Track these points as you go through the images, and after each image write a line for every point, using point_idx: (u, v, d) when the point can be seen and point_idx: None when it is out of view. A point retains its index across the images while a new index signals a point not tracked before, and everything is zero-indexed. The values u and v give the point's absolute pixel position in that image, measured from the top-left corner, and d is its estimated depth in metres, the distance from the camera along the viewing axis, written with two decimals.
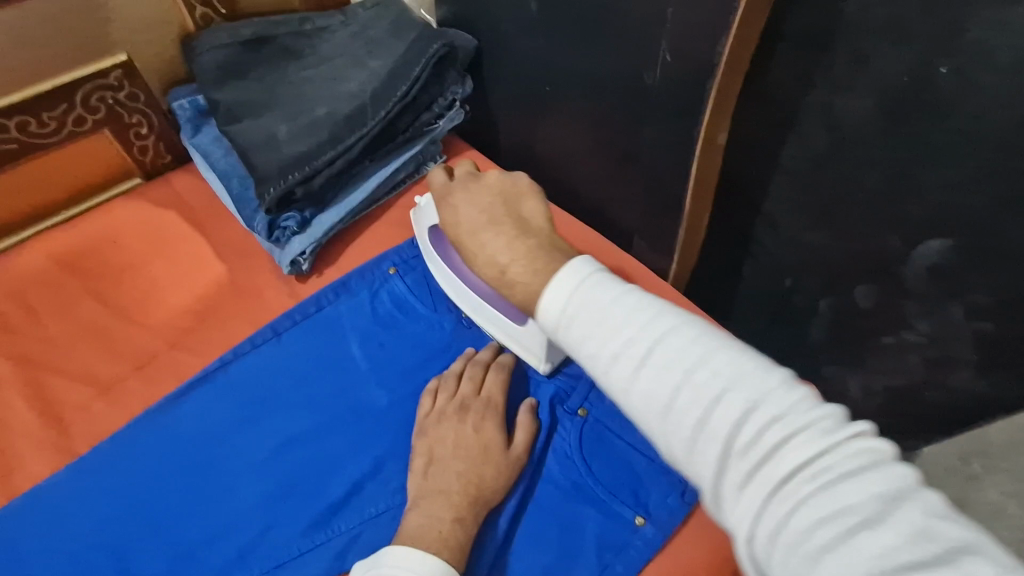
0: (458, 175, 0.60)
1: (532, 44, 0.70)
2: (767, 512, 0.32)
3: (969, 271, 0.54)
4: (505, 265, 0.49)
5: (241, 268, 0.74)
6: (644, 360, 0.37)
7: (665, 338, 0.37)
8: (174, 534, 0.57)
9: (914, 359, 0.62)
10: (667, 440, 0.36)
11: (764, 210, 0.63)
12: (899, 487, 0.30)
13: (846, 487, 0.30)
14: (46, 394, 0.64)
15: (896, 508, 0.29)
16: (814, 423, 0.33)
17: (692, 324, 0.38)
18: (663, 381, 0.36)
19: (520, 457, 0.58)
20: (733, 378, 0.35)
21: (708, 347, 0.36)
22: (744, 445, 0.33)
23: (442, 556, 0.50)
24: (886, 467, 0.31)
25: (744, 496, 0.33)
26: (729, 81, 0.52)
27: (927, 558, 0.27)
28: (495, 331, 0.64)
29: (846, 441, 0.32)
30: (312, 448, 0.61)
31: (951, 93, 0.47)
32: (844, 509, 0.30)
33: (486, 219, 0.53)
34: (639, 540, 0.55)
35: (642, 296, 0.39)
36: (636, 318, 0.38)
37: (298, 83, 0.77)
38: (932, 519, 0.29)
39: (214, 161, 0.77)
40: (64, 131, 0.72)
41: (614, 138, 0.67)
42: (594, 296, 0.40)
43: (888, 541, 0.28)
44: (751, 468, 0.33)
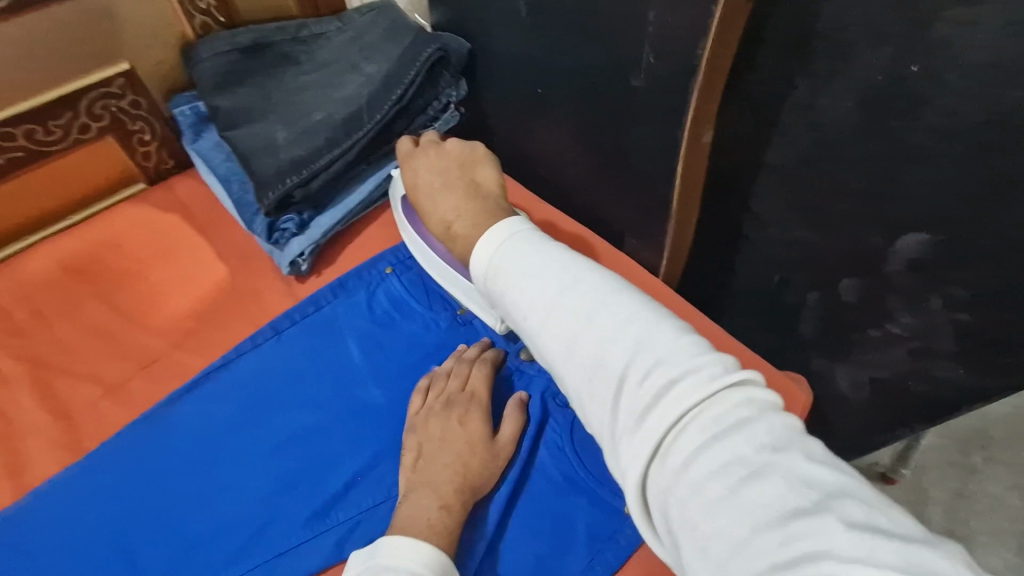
0: (423, 142, 0.67)
1: (523, 48, 0.72)
2: (661, 456, 0.35)
3: (947, 265, 0.55)
4: (450, 221, 0.58)
5: (242, 270, 0.76)
6: (558, 312, 0.42)
7: (576, 293, 0.42)
8: (177, 528, 0.59)
9: (900, 351, 0.64)
10: (577, 389, 0.40)
11: (750, 207, 0.64)
12: (781, 435, 0.33)
13: (735, 437, 0.33)
14: (55, 394, 0.66)
15: (778, 456, 0.32)
16: (697, 370, 0.36)
17: (602, 285, 0.42)
18: (570, 332, 0.40)
19: (506, 449, 0.60)
20: (634, 330, 0.39)
21: (613, 301, 0.41)
22: (636, 391, 0.36)
23: (432, 543, 0.52)
24: (770, 417, 0.34)
25: (634, 438, 0.36)
26: (710, 82, 0.54)
27: (805, 506, 0.30)
28: (458, 291, 0.68)
29: (734, 390, 0.35)
30: (311, 443, 0.63)
31: (924, 90, 0.48)
32: (731, 458, 0.33)
33: (440, 181, 0.62)
34: (629, 529, 0.57)
35: (563, 258, 0.45)
36: (555, 276, 0.43)
37: (295, 89, 0.79)
38: (809, 467, 0.32)
39: (215, 166, 0.79)
40: (69, 139, 0.74)
41: (603, 139, 0.68)
42: (521, 256, 0.46)
43: (770, 487, 0.31)
44: (641, 412, 0.36)
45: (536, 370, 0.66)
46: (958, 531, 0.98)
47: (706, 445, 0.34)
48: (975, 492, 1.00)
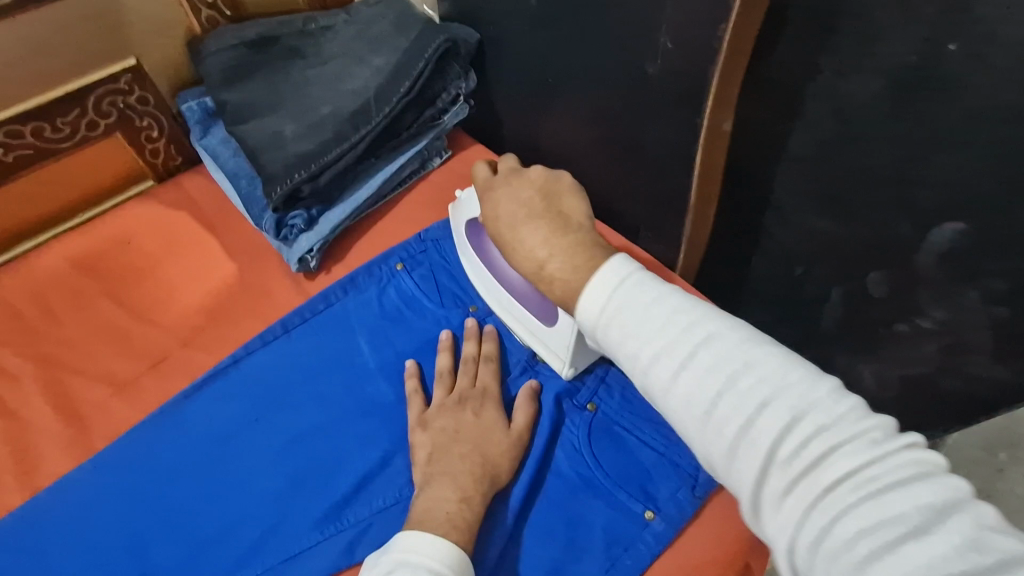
0: (501, 168, 0.61)
1: (534, 36, 0.70)
2: (808, 519, 0.32)
3: (983, 256, 0.53)
4: (544, 260, 0.50)
5: (252, 267, 0.75)
6: (687, 362, 0.38)
7: (708, 342, 0.38)
8: (188, 530, 0.58)
9: (930, 347, 0.61)
10: (707, 447, 0.37)
11: (771, 198, 0.62)
12: (952, 498, 0.30)
13: (897, 497, 0.30)
14: (66, 392, 0.66)
15: (948, 518, 0.29)
16: (861, 433, 0.33)
17: (735, 330, 0.39)
18: (704, 385, 0.37)
19: (520, 438, 0.59)
20: (777, 384, 0.35)
21: (750, 353, 0.37)
22: (787, 455, 0.33)
23: (451, 539, 0.50)
24: (939, 479, 0.31)
25: (785, 504, 0.33)
26: (731, 67, 0.52)
27: (980, 569, 0.27)
28: (521, 330, 0.65)
29: (896, 453, 0.32)
30: (322, 444, 0.62)
31: (959, 71, 0.46)
32: (896, 521, 0.30)
33: (525, 214, 0.54)
34: (649, 534, 0.55)
35: (687, 303, 0.40)
36: (681, 322, 0.39)
37: (303, 83, 0.78)
38: (985, 532, 0.28)
39: (223, 161, 0.77)
40: (77, 136, 0.73)
41: (619, 129, 0.66)
42: (637, 298, 0.41)
43: (934, 548, 0.28)
44: (795, 477, 0.33)
45: (549, 368, 0.65)
46: None
47: (863, 505, 0.31)
48: (1004, 492, 0.99)
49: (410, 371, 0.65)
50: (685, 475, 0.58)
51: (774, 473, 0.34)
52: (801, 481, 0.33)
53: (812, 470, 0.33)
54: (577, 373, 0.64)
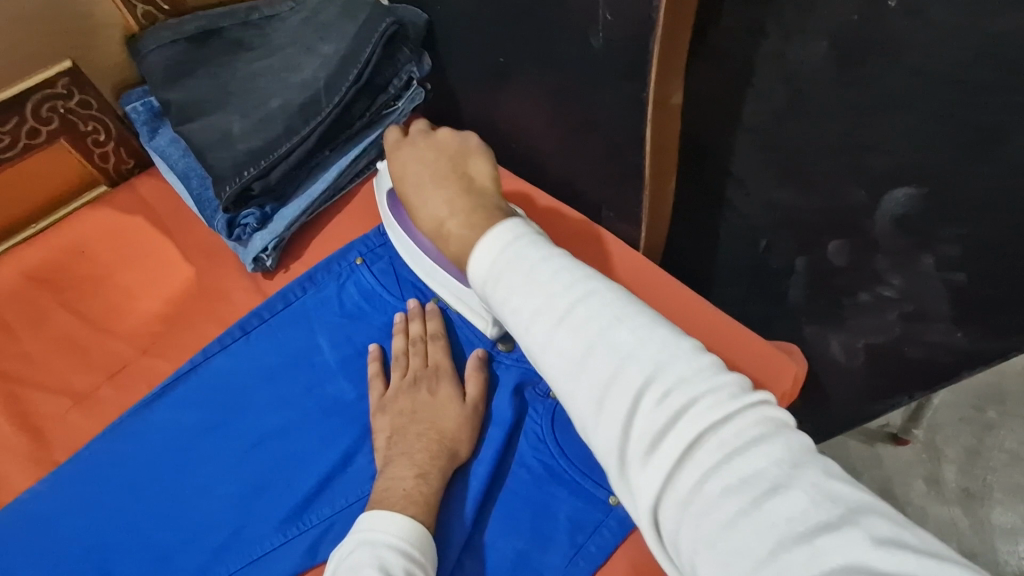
0: (411, 134, 0.61)
1: (480, 13, 0.67)
2: (673, 475, 0.33)
3: (935, 222, 0.51)
4: (443, 219, 0.52)
5: (207, 269, 0.73)
6: (568, 322, 0.39)
7: (591, 302, 0.39)
8: (151, 539, 0.58)
9: (892, 316, 0.60)
10: (578, 406, 0.38)
11: (731, 169, 0.60)
12: (800, 452, 0.32)
13: (753, 449, 0.32)
14: (23, 407, 0.65)
15: (800, 470, 0.31)
16: (721, 389, 0.35)
17: (611, 291, 0.40)
18: (577, 340, 0.38)
19: (476, 407, 0.59)
20: (651, 344, 0.37)
21: (631, 315, 0.39)
22: (655, 409, 0.35)
23: (409, 513, 0.52)
24: (787, 435, 0.33)
25: (650, 462, 0.34)
26: (673, 36, 0.50)
27: (829, 519, 0.29)
28: (445, 292, 0.65)
29: (754, 408, 0.34)
30: (282, 445, 0.62)
31: (900, 29, 0.43)
32: (753, 473, 0.32)
33: (431, 175, 0.56)
34: (613, 520, 0.55)
35: (576, 270, 0.42)
36: (561, 279, 0.41)
37: (249, 77, 0.76)
38: (831, 482, 0.31)
39: (173, 163, 0.76)
40: (19, 146, 0.71)
41: (571, 107, 0.64)
42: (527, 262, 0.43)
43: (797, 502, 0.30)
44: (659, 432, 0.34)
45: (509, 359, 0.63)
46: (975, 489, 0.98)
47: (723, 459, 0.33)
48: (991, 448, 0.99)
49: (372, 355, 0.65)
50: None
51: (642, 428, 0.35)
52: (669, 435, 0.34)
53: (675, 424, 0.34)
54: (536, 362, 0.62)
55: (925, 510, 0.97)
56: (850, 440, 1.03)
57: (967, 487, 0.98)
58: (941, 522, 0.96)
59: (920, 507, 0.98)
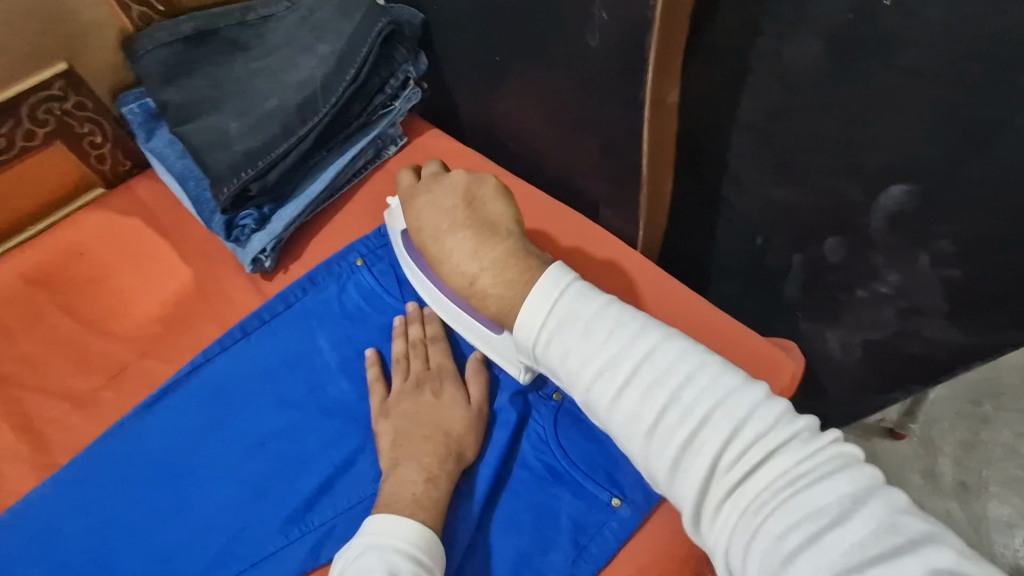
0: (425, 177, 0.61)
1: (476, 13, 0.67)
2: (744, 520, 0.37)
3: (931, 219, 0.51)
4: (474, 275, 0.53)
5: (206, 271, 0.73)
6: (632, 381, 0.42)
7: (654, 359, 0.42)
8: (155, 542, 0.58)
9: (890, 312, 0.60)
10: (649, 460, 0.41)
11: (728, 168, 0.60)
12: (863, 487, 0.35)
13: (820, 488, 0.36)
14: (23, 410, 0.65)
15: (862, 504, 0.34)
16: (788, 433, 0.38)
17: (675, 342, 0.43)
18: (644, 398, 0.41)
19: (480, 409, 0.60)
20: (714, 396, 0.40)
21: (693, 367, 0.42)
22: (727, 459, 0.38)
23: (418, 518, 0.52)
24: (853, 470, 0.36)
25: (723, 509, 0.38)
26: (669, 35, 0.50)
27: (889, 548, 0.32)
28: (472, 336, 0.61)
29: (820, 449, 0.37)
30: (284, 447, 0.62)
31: (895, 27, 0.44)
32: (817, 509, 0.35)
33: (450, 224, 0.56)
34: (615, 521, 0.55)
35: (634, 327, 0.44)
36: (625, 337, 0.44)
37: (246, 78, 0.76)
38: (897, 515, 0.34)
39: (170, 164, 0.75)
40: (15, 148, 0.71)
41: (569, 106, 0.64)
42: (585, 322, 0.45)
43: (857, 534, 0.33)
44: (731, 481, 0.38)
45: None
46: (971, 483, 0.99)
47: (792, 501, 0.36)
48: (986, 441, 1.00)
49: (369, 360, 0.65)
50: None
51: (714, 478, 0.38)
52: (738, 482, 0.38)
53: (745, 472, 0.38)
54: None
55: (921, 503, 0.98)
56: (847, 434, 1.04)
57: (963, 480, 0.99)
58: (937, 515, 0.97)
59: (916, 500, 0.99)
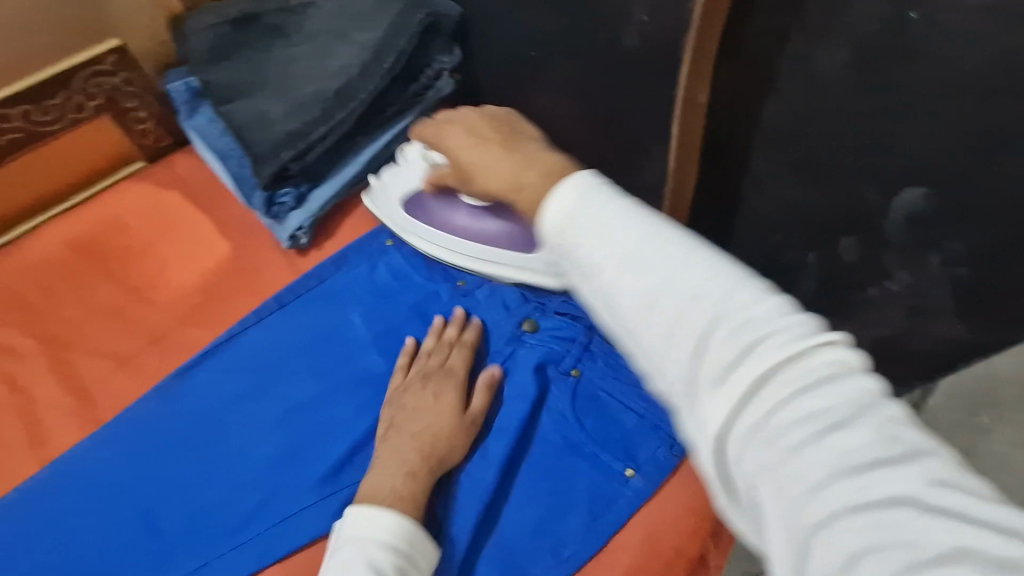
0: (456, 112, 0.59)
1: (514, 10, 0.70)
2: (738, 418, 0.29)
3: (943, 220, 0.55)
4: (518, 173, 0.45)
5: (243, 245, 0.76)
6: (629, 255, 0.34)
7: (652, 231, 0.34)
8: (195, 494, 0.61)
9: (898, 311, 0.63)
10: (635, 344, 0.34)
11: (749, 167, 0.62)
12: (870, 396, 0.28)
13: (825, 390, 0.28)
14: (69, 367, 0.68)
15: (869, 410, 0.28)
16: (793, 328, 0.30)
17: (669, 224, 0.35)
18: (636, 277, 0.34)
19: (474, 421, 0.61)
20: (717, 280, 0.32)
21: (694, 250, 0.34)
22: (721, 347, 0.30)
23: (396, 510, 0.53)
24: (857, 376, 0.29)
25: (712, 404, 0.30)
26: (705, 36, 0.53)
27: (892, 456, 0.26)
28: (489, 264, 0.69)
29: (829, 348, 0.30)
30: (317, 413, 0.65)
31: (920, 37, 0.47)
32: (823, 410, 0.28)
33: (495, 138, 0.51)
34: (629, 490, 0.59)
35: (637, 203, 0.37)
36: (617, 211, 0.36)
37: (287, 62, 0.78)
38: (899, 426, 0.28)
39: (212, 142, 0.78)
40: (65, 119, 0.75)
41: (599, 101, 0.67)
42: (584, 190, 0.37)
43: (858, 440, 0.27)
44: (724, 373, 0.30)
45: (535, 339, 0.67)
46: None
47: (794, 398, 0.29)
48: None
49: (406, 347, 0.67)
50: (664, 435, 0.61)
51: (705, 367, 0.30)
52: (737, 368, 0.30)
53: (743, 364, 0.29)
54: (561, 344, 0.66)
55: None
56: None
57: None
58: None
59: None
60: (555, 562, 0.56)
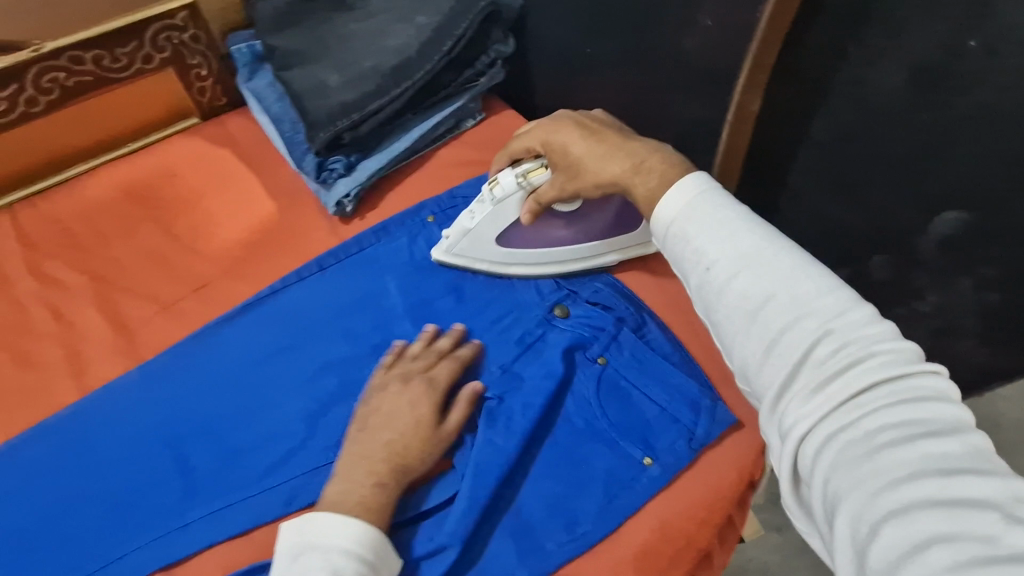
0: (559, 118, 0.65)
1: (574, 7, 0.73)
2: (831, 416, 0.35)
3: (976, 244, 0.57)
4: (638, 160, 0.53)
5: (289, 207, 0.79)
6: (750, 270, 0.41)
7: (772, 257, 0.41)
8: (225, 439, 0.63)
9: (922, 330, 0.66)
10: (745, 346, 0.40)
11: (788, 181, 0.65)
12: (967, 421, 0.33)
13: (922, 404, 0.33)
14: (114, 306, 0.71)
15: (961, 430, 0.32)
16: (895, 352, 0.36)
17: (795, 253, 0.41)
18: (756, 289, 0.40)
19: (448, 435, 0.60)
20: (831, 303, 0.38)
21: (813, 274, 0.40)
22: (824, 355, 0.37)
23: (365, 519, 0.53)
24: (957, 405, 0.34)
25: (812, 401, 0.36)
26: (766, 47, 0.56)
27: (978, 467, 0.31)
28: (553, 269, 0.72)
29: (929, 375, 0.35)
30: (348, 374, 0.67)
31: (977, 66, 0.49)
32: (914, 419, 0.33)
33: (608, 136, 0.59)
34: (646, 478, 0.61)
35: (766, 229, 0.43)
36: (747, 234, 0.42)
37: (346, 36, 0.80)
38: (989, 450, 0.32)
39: (269, 105, 0.81)
40: (133, 68, 0.78)
41: (649, 102, 0.70)
42: (710, 216, 0.44)
43: (945, 447, 0.31)
44: (826, 376, 0.36)
45: (565, 324, 0.69)
46: None
47: (889, 408, 0.34)
48: None
49: (392, 349, 0.66)
50: (683, 428, 0.63)
51: (810, 370, 0.37)
52: (835, 379, 0.36)
53: (844, 373, 0.36)
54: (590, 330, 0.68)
55: None
56: None
57: None
58: None
59: None
60: (568, 538, 0.58)
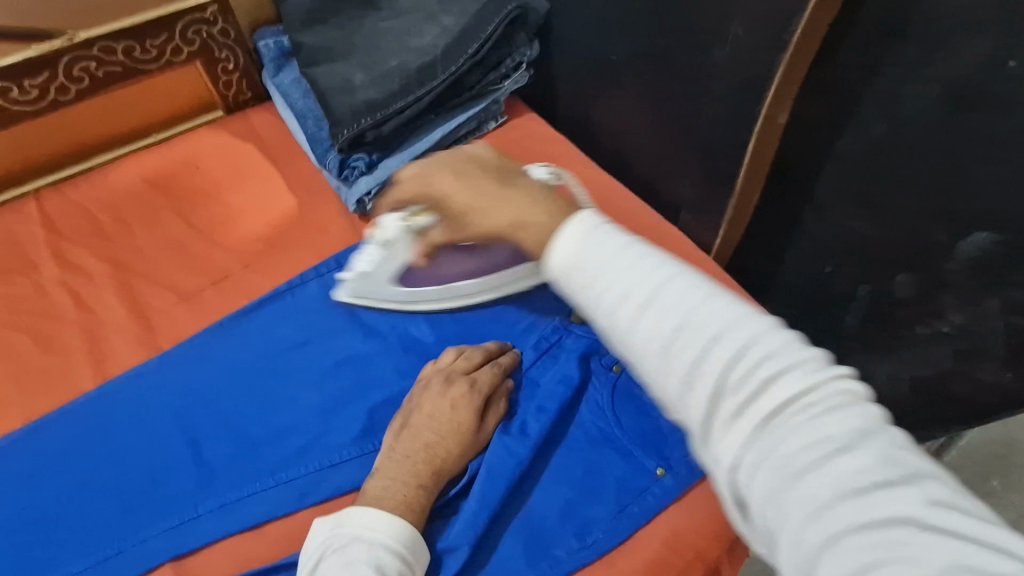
0: (436, 160, 0.56)
1: (602, 13, 0.72)
2: (750, 445, 0.33)
3: (1009, 265, 0.55)
4: (521, 216, 0.48)
5: (310, 202, 0.79)
6: (654, 303, 0.38)
7: (672, 283, 0.38)
8: (241, 430, 0.64)
9: (944, 350, 0.65)
10: (662, 381, 0.37)
11: (813, 196, 0.65)
12: (874, 423, 0.32)
13: (829, 418, 0.32)
14: (135, 295, 0.72)
15: (870, 437, 0.31)
16: (799, 364, 0.34)
17: (691, 274, 0.39)
18: (665, 320, 0.37)
19: (485, 437, 0.62)
20: (736, 321, 0.36)
21: (714, 296, 0.38)
22: (735, 382, 0.34)
23: (406, 518, 0.54)
24: (862, 405, 0.33)
25: (731, 431, 0.34)
26: (798, 60, 0.55)
27: (893, 477, 0.30)
28: (491, 293, 0.70)
29: (833, 381, 0.34)
30: (363, 371, 0.67)
31: (1015, 86, 0.48)
32: (823, 435, 0.32)
33: (491, 181, 0.52)
34: (659, 488, 0.60)
35: (660, 254, 0.40)
36: (646, 262, 0.39)
37: (374, 34, 0.81)
38: (898, 450, 0.31)
39: (294, 101, 0.82)
40: (162, 59, 0.79)
41: (674, 111, 0.70)
42: (605, 245, 0.41)
43: (858, 461, 0.30)
44: (740, 404, 0.34)
45: (581, 330, 0.68)
46: None
47: (802, 427, 0.32)
48: None
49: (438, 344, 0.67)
50: None
51: (724, 399, 0.35)
52: (751, 405, 0.34)
53: (753, 398, 0.34)
54: None
55: None
56: None
57: None
58: None
59: None
60: (578, 546, 0.57)
